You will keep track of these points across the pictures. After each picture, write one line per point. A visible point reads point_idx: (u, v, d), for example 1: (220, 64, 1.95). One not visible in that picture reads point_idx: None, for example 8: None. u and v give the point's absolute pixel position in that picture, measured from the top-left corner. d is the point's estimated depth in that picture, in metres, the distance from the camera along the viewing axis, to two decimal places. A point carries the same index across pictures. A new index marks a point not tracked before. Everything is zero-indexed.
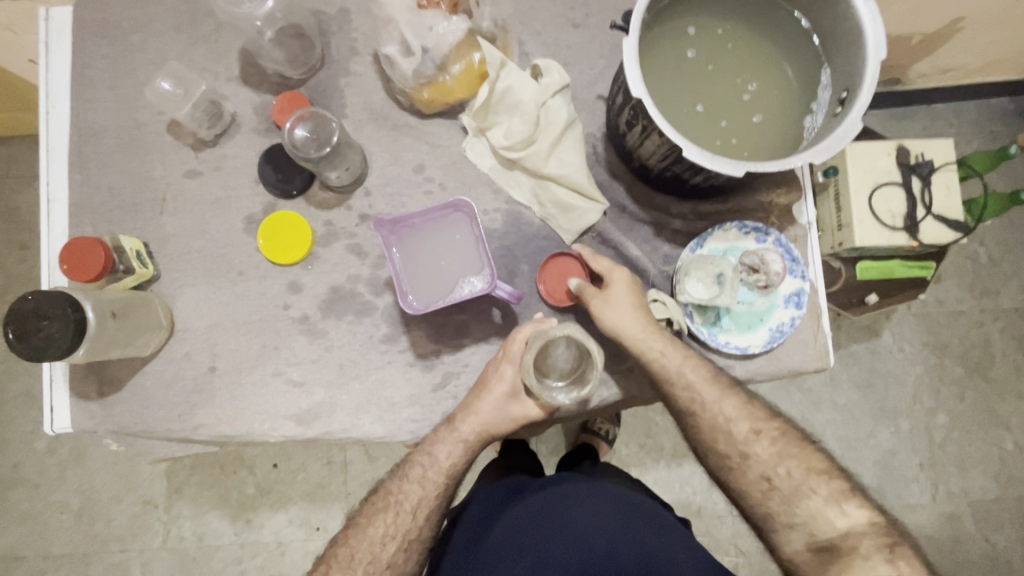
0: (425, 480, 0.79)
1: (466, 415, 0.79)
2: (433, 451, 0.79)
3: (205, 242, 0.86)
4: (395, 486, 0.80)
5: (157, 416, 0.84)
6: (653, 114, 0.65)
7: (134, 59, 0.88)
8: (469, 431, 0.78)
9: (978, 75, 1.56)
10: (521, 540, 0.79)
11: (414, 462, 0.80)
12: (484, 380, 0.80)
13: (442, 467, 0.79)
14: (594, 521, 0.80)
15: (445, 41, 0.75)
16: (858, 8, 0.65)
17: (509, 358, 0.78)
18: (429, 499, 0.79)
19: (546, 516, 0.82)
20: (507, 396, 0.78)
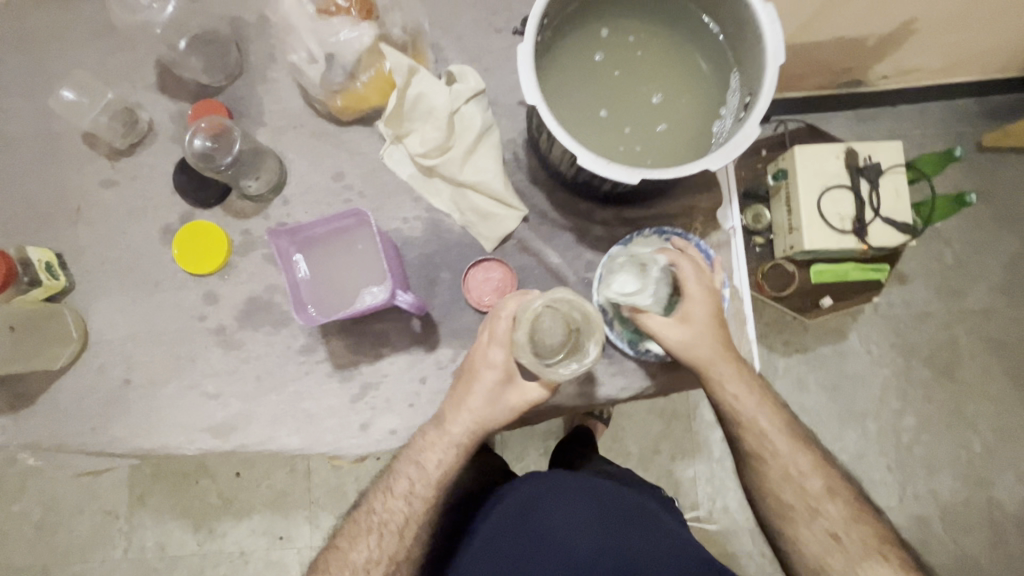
0: (412, 495, 0.76)
1: (457, 416, 0.75)
2: (421, 462, 0.76)
3: (121, 253, 0.85)
4: (377, 502, 0.78)
5: (72, 430, 0.83)
6: (549, 121, 0.64)
7: (48, 67, 0.86)
8: (458, 428, 0.75)
9: (942, 75, 1.54)
10: (501, 546, 0.83)
11: (399, 475, 0.77)
12: (471, 374, 0.75)
13: (431, 470, 0.76)
14: (573, 526, 0.83)
15: (349, 48, 0.74)
16: (757, 13, 0.64)
17: (497, 340, 0.73)
18: (416, 514, 0.76)
19: (524, 523, 0.84)
20: (499, 384, 0.74)
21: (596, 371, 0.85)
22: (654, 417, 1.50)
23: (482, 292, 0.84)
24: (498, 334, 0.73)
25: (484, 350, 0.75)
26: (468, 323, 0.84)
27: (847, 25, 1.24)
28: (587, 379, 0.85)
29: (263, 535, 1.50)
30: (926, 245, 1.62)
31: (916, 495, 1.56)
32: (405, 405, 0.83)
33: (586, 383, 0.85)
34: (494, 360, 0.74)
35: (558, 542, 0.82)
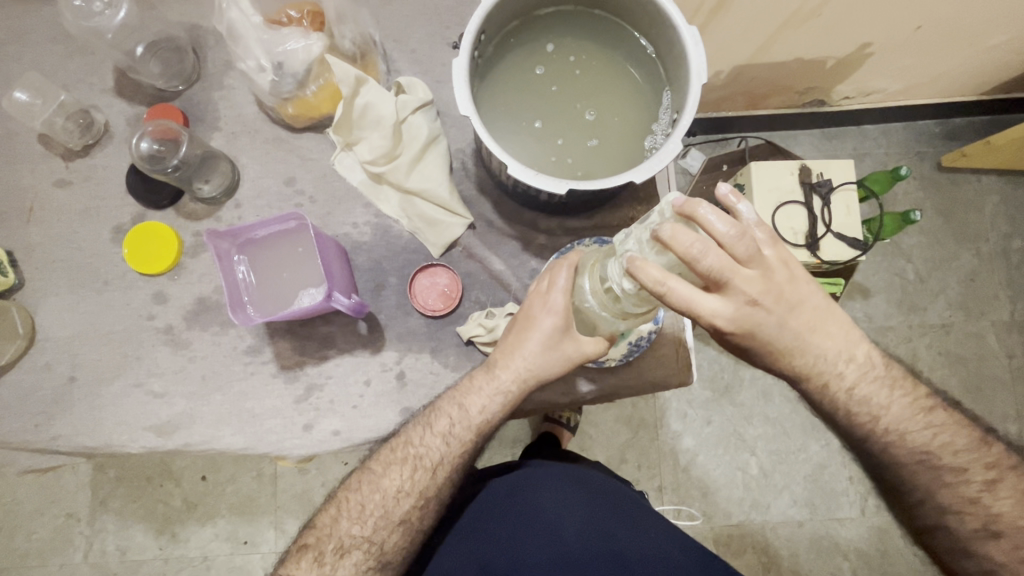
0: (450, 436, 0.77)
1: (509, 361, 0.75)
2: (466, 404, 0.77)
3: (71, 252, 0.86)
4: (418, 437, 0.78)
5: (16, 426, 0.83)
6: (481, 132, 0.67)
7: (8, 69, 0.88)
8: (511, 373, 0.75)
9: (901, 97, 1.59)
10: (499, 526, 0.89)
11: (442, 413, 0.78)
12: (529, 320, 0.75)
13: (478, 414, 0.76)
14: (562, 509, 0.90)
15: (296, 58, 0.77)
16: (680, 34, 0.68)
17: (558, 288, 0.72)
18: (451, 457, 0.77)
19: (515, 505, 0.91)
20: (556, 332, 0.73)
21: None
22: (620, 426, 1.52)
23: (429, 297, 0.86)
24: (556, 287, 0.73)
25: (540, 299, 0.74)
26: (414, 326, 0.86)
27: (803, 46, 1.28)
28: None
29: (227, 540, 1.50)
30: (888, 261, 1.67)
31: None
32: (349, 407, 0.84)
33: None
34: (551, 306, 0.73)
35: (549, 523, 0.89)
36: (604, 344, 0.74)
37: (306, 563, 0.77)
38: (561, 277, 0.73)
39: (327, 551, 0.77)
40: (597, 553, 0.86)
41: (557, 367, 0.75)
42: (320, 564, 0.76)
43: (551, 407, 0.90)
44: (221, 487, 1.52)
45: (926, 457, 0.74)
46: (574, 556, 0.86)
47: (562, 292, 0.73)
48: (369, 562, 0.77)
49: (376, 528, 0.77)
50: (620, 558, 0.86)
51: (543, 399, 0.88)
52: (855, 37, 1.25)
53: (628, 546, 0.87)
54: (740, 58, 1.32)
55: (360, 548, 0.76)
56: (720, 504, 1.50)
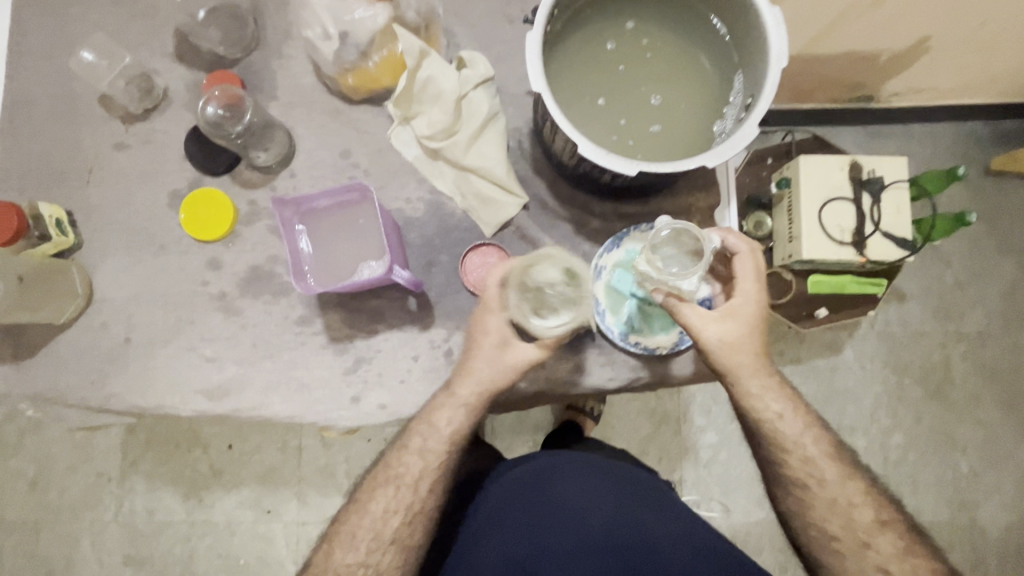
0: (424, 452, 0.78)
1: (463, 377, 0.77)
2: (433, 423, 0.77)
3: (129, 215, 0.87)
4: (396, 458, 0.79)
5: (71, 382, 0.85)
6: (552, 109, 0.66)
7: (71, 30, 0.88)
8: (472, 385, 0.76)
9: (955, 96, 1.53)
10: (518, 516, 0.87)
11: (412, 432, 0.79)
12: (473, 339, 0.77)
13: (445, 427, 0.77)
14: (588, 498, 0.87)
15: (362, 27, 0.77)
16: (763, 15, 0.66)
17: (489, 306, 0.75)
18: (428, 470, 0.78)
19: (538, 496, 0.88)
20: (498, 345, 0.75)
21: (585, 362, 0.87)
22: (644, 417, 1.51)
23: (480, 276, 0.85)
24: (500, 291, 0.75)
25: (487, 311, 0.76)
26: (462, 306, 0.86)
27: (860, 39, 1.23)
28: (575, 368, 0.86)
29: (252, 508, 1.52)
30: (927, 265, 1.63)
31: None
32: (397, 381, 0.85)
33: (573, 372, 0.86)
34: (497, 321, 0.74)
35: (574, 509, 0.86)
36: (547, 349, 0.75)
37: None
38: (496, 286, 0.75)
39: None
40: (625, 543, 0.84)
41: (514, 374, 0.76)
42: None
43: (595, 394, 0.89)
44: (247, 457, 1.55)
45: (803, 478, 0.79)
46: (597, 543, 0.84)
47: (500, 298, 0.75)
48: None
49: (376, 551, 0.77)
50: (650, 545, 0.84)
51: (585, 385, 0.86)
52: (918, 30, 1.20)
53: (654, 532, 0.85)
54: (795, 48, 1.27)
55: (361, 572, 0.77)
56: (741, 502, 1.50)
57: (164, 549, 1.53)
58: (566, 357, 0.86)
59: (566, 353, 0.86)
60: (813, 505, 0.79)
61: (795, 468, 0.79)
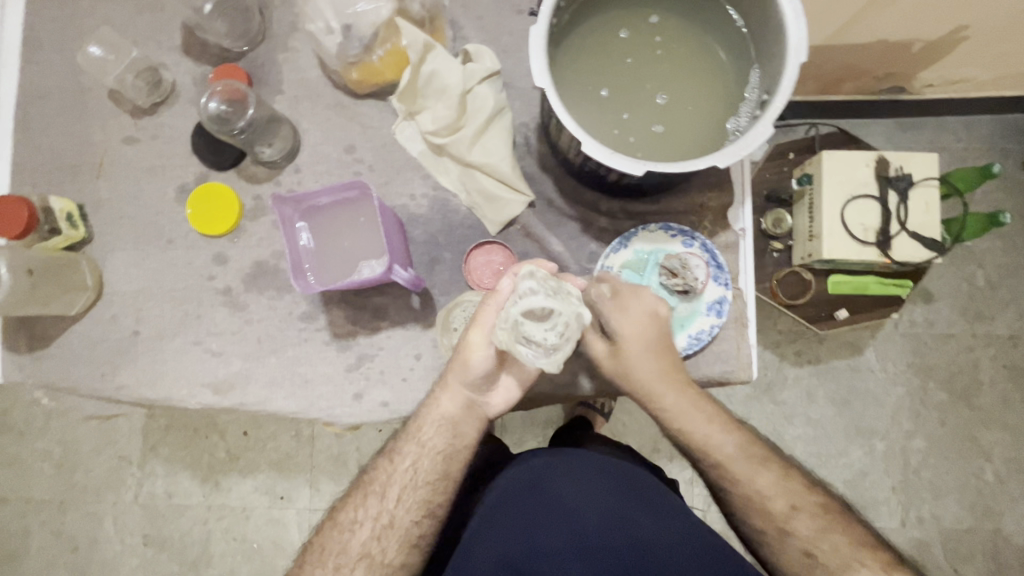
0: (378, 533, 0.77)
1: (415, 454, 0.78)
2: (386, 500, 0.78)
3: (138, 208, 0.87)
4: (357, 503, 0.79)
5: (83, 373, 0.86)
6: (556, 107, 0.64)
7: (82, 24, 0.88)
8: (434, 437, 0.77)
9: (992, 87, 1.45)
10: (515, 517, 0.85)
11: (362, 514, 0.78)
12: (422, 417, 0.78)
13: (407, 474, 0.77)
14: (584, 499, 0.86)
15: (365, 20, 0.76)
16: (782, 6, 0.62)
17: (447, 389, 0.77)
18: (385, 550, 0.76)
19: (534, 495, 0.87)
20: (453, 422, 0.77)
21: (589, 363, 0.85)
22: None
23: (484, 274, 0.84)
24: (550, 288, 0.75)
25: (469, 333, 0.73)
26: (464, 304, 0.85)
27: (889, 27, 1.17)
28: (579, 369, 0.85)
29: (265, 494, 1.55)
30: (958, 265, 1.55)
31: (921, 519, 1.52)
32: (399, 379, 0.84)
33: (578, 374, 0.86)
34: (476, 364, 0.73)
35: (570, 510, 0.86)
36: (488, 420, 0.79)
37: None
38: (488, 311, 0.71)
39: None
40: (620, 545, 0.83)
41: (474, 422, 0.78)
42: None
43: (599, 397, 0.87)
44: (261, 444, 1.57)
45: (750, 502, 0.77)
46: (594, 545, 0.84)
47: (487, 334, 0.72)
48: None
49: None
50: (644, 549, 0.83)
51: (591, 387, 0.85)
52: (955, 18, 1.14)
53: (650, 532, 0.84)
54: (820, 37, 1.21)
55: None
56: None
57: (182, 531, 1.57)
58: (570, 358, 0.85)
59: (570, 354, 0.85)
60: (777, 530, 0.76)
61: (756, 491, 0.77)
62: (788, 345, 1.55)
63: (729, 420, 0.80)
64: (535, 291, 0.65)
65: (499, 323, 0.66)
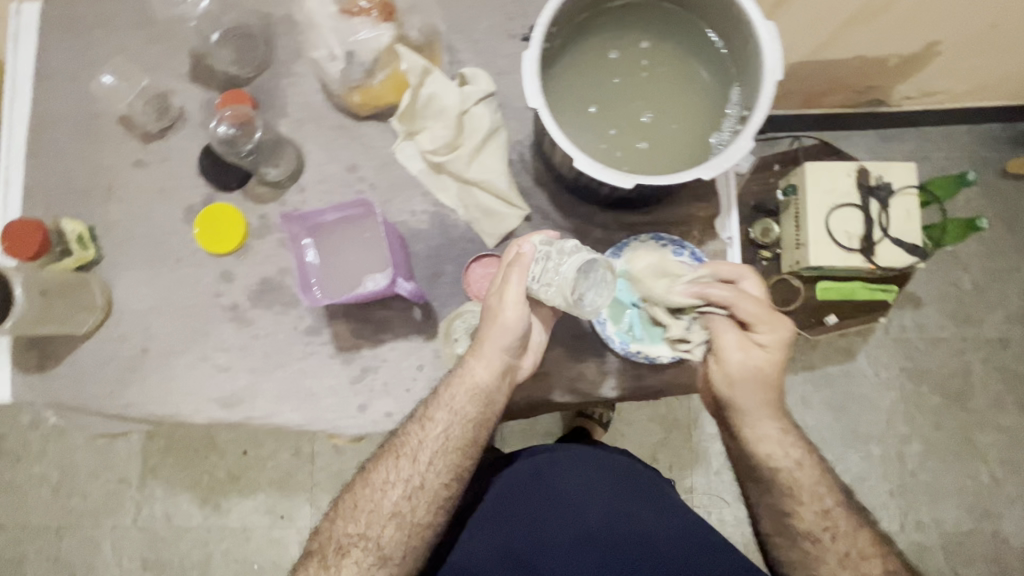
0: (408, 494, 0.78)
1: (447, 420, 0.78)
2: (416, 464, 0.78)
3: (147, 230, 0.90)
4: (389, 463, 0.79)
5: (92, 391, 0.88)
6: (550, 126, 0.68)
7: (93, 54, 0.92)
8: (466, 405, 0.77)
9: (966, 98, 1.51)
10: (519, 509, 0.88)
11: (392, 474, 0.79)
12: (456, 380, 0.78)
13: (437, 441, 0.78)
14: (587, 491, 0.89)
15: (367, 46, 0.79)
16: (757, 30, 0.67)
17: (479, 355, 0.77)
18: (415, 509, 0.78)
19: (539, 488, 0.89)
20: (485, 389, 0.77)
21: (588, 370, 0.88)
22: (654, 425, 1.51)
23: (483, 286, 0.87)
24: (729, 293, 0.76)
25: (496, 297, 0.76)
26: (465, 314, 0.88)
27: (865, 44, 1.23)
28: (578, 376, 0.88)
29: (267, 513, 1.55)
30: (944, 270, 1.60)
31: (919, 523, 1.54)
32: (403, 389, 0.87)
33: (576, 380, 0.88)
34: (509, 326, 0.75)
35: (574, 503, 0.88)
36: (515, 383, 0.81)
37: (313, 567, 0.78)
38: (513, 274, 0.74)
39: (329, 554, 0.78)
40: (622, 535, 0.86)
41: (503, 389, 0.79)
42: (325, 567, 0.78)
43: (598, 403, 0.89)
44: (262, 463, 1.58)
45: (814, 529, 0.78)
46: (597, 537, 0.86)
47: (518, 296, 0.74)
48: (370, 558, 0.77)
49: (372, 545, 0.77)
50: (645, 538, 0.86)
51: (589, 392, 0.88)
52: (926, 35, 1.20)
53: (651, 526, 0.86)
54: (800, 55, 1.27)
55: (358, 545, 0.77)
56: None
57: (183, 554, 1.56)
58: (568, 366, 0.88)
59: (569, 361, 0.88)
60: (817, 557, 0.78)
61: (809, 520, 0.78)
62: None
63: (801, 441, 0.81)
64: (578, 250, 0.73)
65: (547, 281, 0.73)
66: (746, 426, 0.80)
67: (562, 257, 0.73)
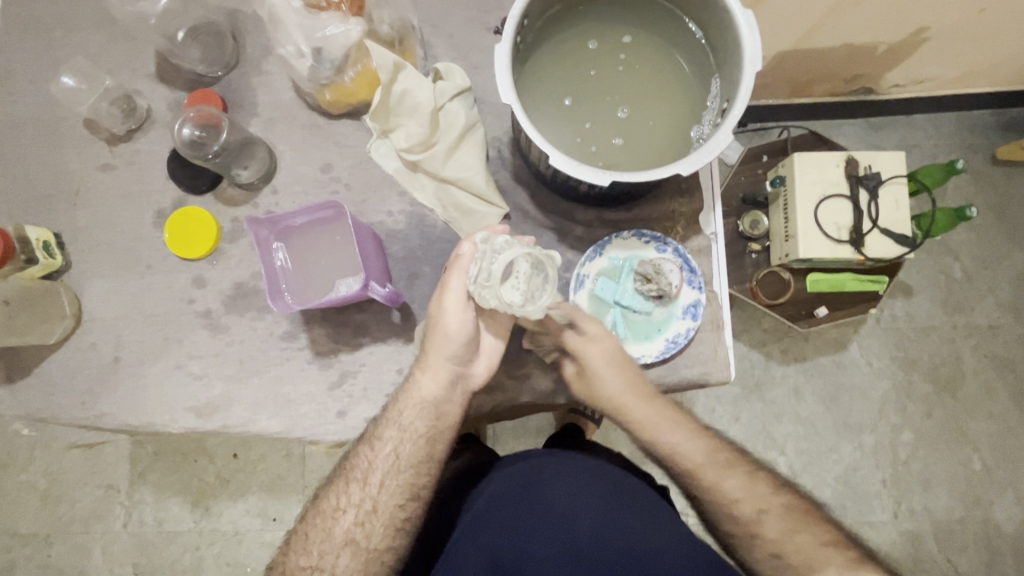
0: (364, 517, 0.76)
1: (398, 437, 0.77)
2: (368, 484, 0.77)
3: (116, 235, 0.88)
4: (340, 488, 0.78)
5: (63, 402, 0.86)
6: (522, 122, 0.65)
7: (55, 54, 0.89)
8: (416, 420, 0.77)
9: (956, 85, 1.49)
10: (505, 518, 0.85)
11: (346, 496, 0.77)
12: (405, 396, 0.77)
13: (388, 459, 0.77)
14: (576, 501, 0.85)
15: (335, 43, 0.76)
16: (736, 19, 0.65)
17: (427, 369, 0.77)
18: (371, 532, 0.76)
19: (527, 498, 0.87)
20: (434, 403, 0.77)
21: (571, 372, 0.86)
22: None
23: None
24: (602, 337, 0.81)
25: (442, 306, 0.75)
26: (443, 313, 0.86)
27: (852, 31, 1.20)
28: (560, 378, 0.86)
29: (258, 516, 1.54)
30: (935, 258, 1.59)
31: (912, 512, 1.54)
32: (382, 395, 0.85)
33: (559, 383, 0.86)
34: (453, 337, 0.74)
35: (561, 512, 0.85)
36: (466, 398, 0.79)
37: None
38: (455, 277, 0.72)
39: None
40: (613, 550, 0.80)
41: (453, 401, 0.78)
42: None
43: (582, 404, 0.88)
44: (252, 466, 1.56)
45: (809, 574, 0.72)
46: (584, 549, 0.81)
47: (465, 298, 0.73)
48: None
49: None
50: (636, 554, 0.80)
51: (573, 394, 0.86)
52: (914, 21, 1.17)
53: (642, 539, 0.82)
54: (786, 43, 1.24)
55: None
56: None
57: (174, 559, 1.55)
58: (550, 368, 0.86)
59: (551, 363, 0.86)
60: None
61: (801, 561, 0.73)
62: (774, 344, 1.57)
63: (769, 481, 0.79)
64: (510, 245, 0.69)
65: (482, 281, 0.69)
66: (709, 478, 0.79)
67: (495, 252, 0.70)
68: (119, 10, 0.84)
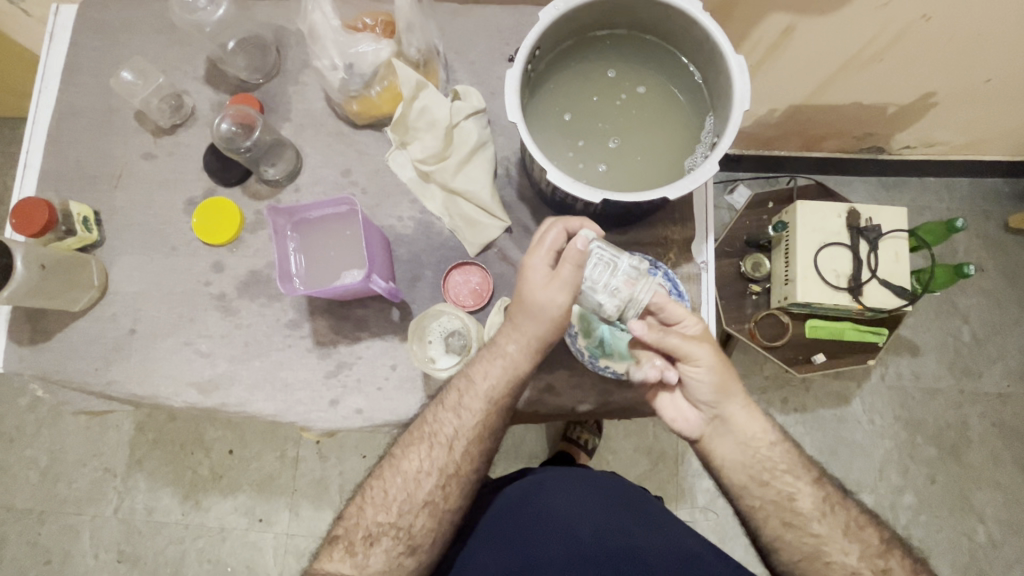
0: (443, 476, 0.79)
1: (479, 399, 0.78)
2: (449, 447, 0.79)
3: (147, 218, 0.95)
4: (421, 451, 0.79)
5: (78, 367, 0.92)
6: (525, 139, 0.71)
7: (118, 54, 0.99)
8: (502, 388, 0.78)
9: (966, 151, 1.53)
10: (511, 531, 0.87)
11: (426, 454, 0.79)
12: (493, 357, 0.79)
13: (473, 429, 0.78)
14: (576, 510, 0.88)
15: (365, 60, 0.84)
16: (729, 62, 0.71)
17: (517, 337, 0.78)
18: (450, 490, 0.79)
19: (528, 509, 0.88)
20: (518, 369, 0.78)
21: (557, 383, 0.89)
22: (640, 455, 1.49)
23: (461, 292, 0.90)
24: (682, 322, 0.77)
25: (545, 287, 0.73)
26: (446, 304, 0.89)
27: (861, 91, 1.26)
28: (546, 388, 0.89)
29: (245, 514, 1.56)
30: (942, 319, 1.59)
31: None
32: (374, 387, 0.89)
33: (544, 392, 0.89)
34: (548, 318, 0.75)
35: (563, 522, 0.87)
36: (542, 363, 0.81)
37: (338, 554, 0.79)
38: (567, 270, 0.71)
39: (356, 541, 0.79)
40: (614, 550, 0.84)
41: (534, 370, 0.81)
42: (352, 553, 0.78)
43: (565, 415, 0.90)
44: (245, 463, 1.58)
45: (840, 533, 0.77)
46: (590, 554, 0.84)
47: (568, 292, 0.73)
48: (400, 547, 0.78)
49: (405, 533, 0.78)
50: (637, 554, 0.84)
51: (556, 404, 0.89)
52: (922, 85, 1.22)
53: (642, 540, 0.85)
54: (795, 99, 1.30)
55: (388, 535, 0.78)
56: (738, 551, 1.45)
57: (158, 549, 1.56)
58: (537, 378, 0.89)
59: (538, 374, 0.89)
60: (813, 537, 0.77)
61: (828, 528, 0.77)
62: (774, 391, 1.56)
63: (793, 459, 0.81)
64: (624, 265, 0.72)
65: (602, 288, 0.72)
66: (765, 465, 0.80)
67: (615, 270, 0.72)
68: (178, 18, 0.94)
